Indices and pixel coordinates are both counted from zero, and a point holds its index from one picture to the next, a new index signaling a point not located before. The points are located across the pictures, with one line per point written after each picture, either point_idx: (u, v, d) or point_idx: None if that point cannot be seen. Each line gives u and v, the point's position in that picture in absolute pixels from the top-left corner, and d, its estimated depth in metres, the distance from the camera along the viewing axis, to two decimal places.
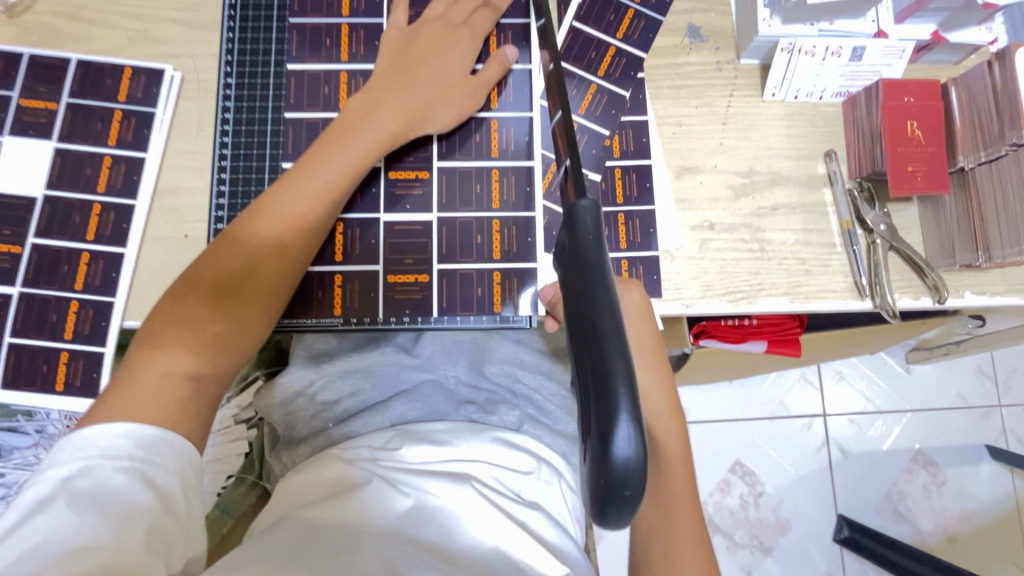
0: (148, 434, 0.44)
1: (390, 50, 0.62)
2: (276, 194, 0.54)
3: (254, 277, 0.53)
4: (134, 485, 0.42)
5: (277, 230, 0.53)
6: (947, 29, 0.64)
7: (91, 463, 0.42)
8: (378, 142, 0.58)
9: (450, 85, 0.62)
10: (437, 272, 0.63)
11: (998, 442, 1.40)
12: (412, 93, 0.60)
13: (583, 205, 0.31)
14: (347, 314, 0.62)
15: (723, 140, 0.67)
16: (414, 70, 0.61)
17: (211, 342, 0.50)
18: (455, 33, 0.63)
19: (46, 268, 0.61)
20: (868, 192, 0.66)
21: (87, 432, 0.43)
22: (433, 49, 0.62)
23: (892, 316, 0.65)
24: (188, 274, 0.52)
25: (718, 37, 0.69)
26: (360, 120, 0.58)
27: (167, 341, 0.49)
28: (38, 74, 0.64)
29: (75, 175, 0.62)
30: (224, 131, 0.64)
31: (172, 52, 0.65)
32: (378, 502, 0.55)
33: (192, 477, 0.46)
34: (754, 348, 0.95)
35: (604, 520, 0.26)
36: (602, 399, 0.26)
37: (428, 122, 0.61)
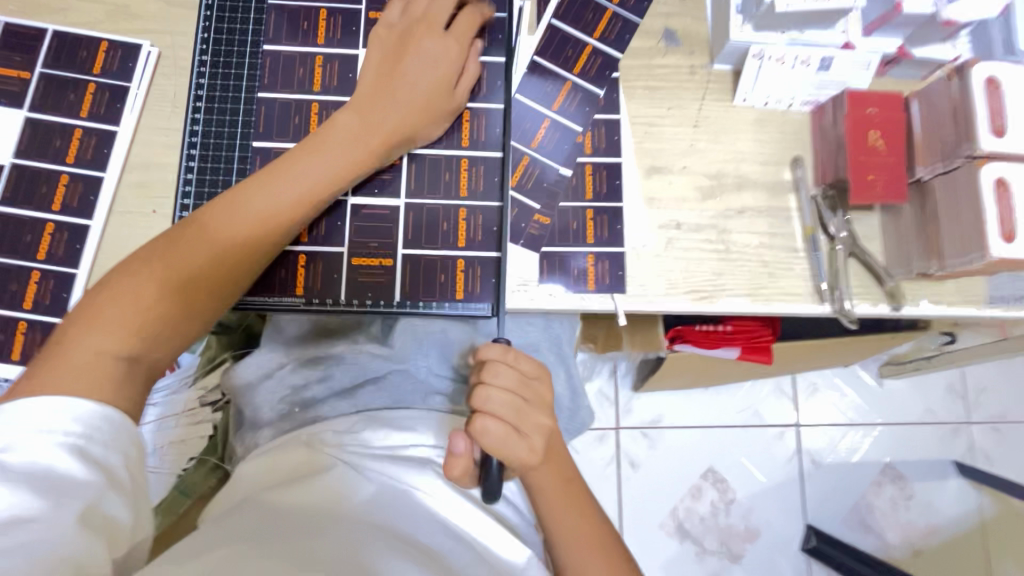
0: (89, 412, 0.44)
1: (379, 56, 0.62)
2: (246, 197, 0.55)
3: (208, 275, 0.53)
4: (75, 461, 0.41)
5: (244, 225, 0.54)
6: (913, 44, 0.66)
7: (23, 440, 0.41)
8: (358, 161, 0.59)
9: (433, 107, 0.62)
10: (403, 256, 0.64)
11: (965, 458, 1.43)
12: (397, 111, 0.60)
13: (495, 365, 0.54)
14: (309, 294, 0.62)
15: (693, 142, 0.69)
16: (397, 90, 0.61)
17: (159, 322, 0.50)
18: (440, 51, 0.63)
19: (9, 238, 0.60)
20: (831, 199, 0.67)
21: (24, 407, 0.42)
22: (418, 68, 0.62)
23: (850, 321, 0.66)
24: (144, 251, 0.52)
25: (693, 41, 0.70)
26: (341, 135, 0.59)
27: (105, 320, 0.48)
28: (13, 43, 0.64)
29: (43, 145, 0.62)
30: (196, 108, 0.64)
31: (151, 28, 0.66)
32: (340, 480, 0.56)
33: (133, 455, 0.46)
34: (727, 353, 0.96)
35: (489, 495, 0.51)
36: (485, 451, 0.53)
37: (407, 144, 0.62)
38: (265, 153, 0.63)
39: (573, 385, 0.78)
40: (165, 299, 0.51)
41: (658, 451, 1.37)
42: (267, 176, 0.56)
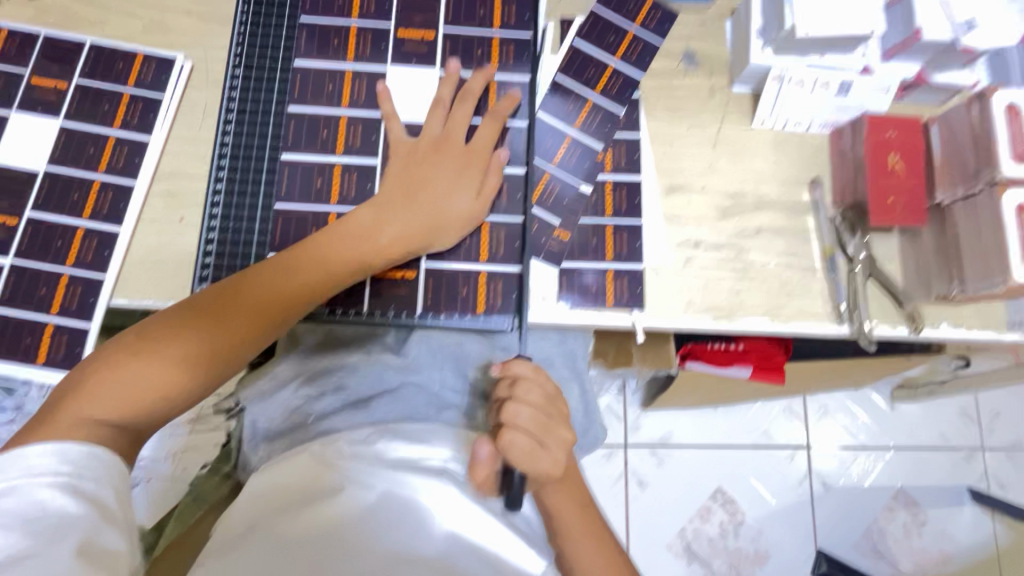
0: (77, 450, 0.45)
1: (396, 166, 0.63)
2: (262, 283, 0.57)
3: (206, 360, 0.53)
4: (64, 496, 0.43)
5: (254, 312, 0.56)
6: (932, 70, 0.67)
7: (14, 484, 0.42)
8: (371, 259, 0.60)
9: (449, 211, 0.63)
10: (425, 268, 0.64)
11: (980, 485, 1.41)
12: (412, 216, 0.61)
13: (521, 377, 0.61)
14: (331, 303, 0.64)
15: (712, 161, 0.69)
16: (418, 194, 0.62)
17: (150, 400, 0.50)
18: (463, 161, 0.64)
19: (40, 242, 0.62)
20: (850, 220, 0.67)
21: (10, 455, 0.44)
22: (441, 174, 0.63)
23: (869, 344, 0.66)
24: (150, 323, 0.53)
25: (712, 63, 0.71)
26: (362, 231, 0.60)
27: (102, 386, 0.49)
28: (52, 55, 0.66)
29: (77, 153, 0.64)
30: (227, 119, 0.66)
31: (185, 42, 0.68)
32: (345, 501, 0.53)
33: (123, 487, 0.47)
34: (739, 372, 0.95)
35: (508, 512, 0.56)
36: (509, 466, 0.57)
37: (427, 245, 0.62)
38: (294, 164, 0.65)
39: (587, 401, 0.78)
40: (157, 381, 0.51)
41: (667, 470, 1.36)
42: (283, 268, 0.58)
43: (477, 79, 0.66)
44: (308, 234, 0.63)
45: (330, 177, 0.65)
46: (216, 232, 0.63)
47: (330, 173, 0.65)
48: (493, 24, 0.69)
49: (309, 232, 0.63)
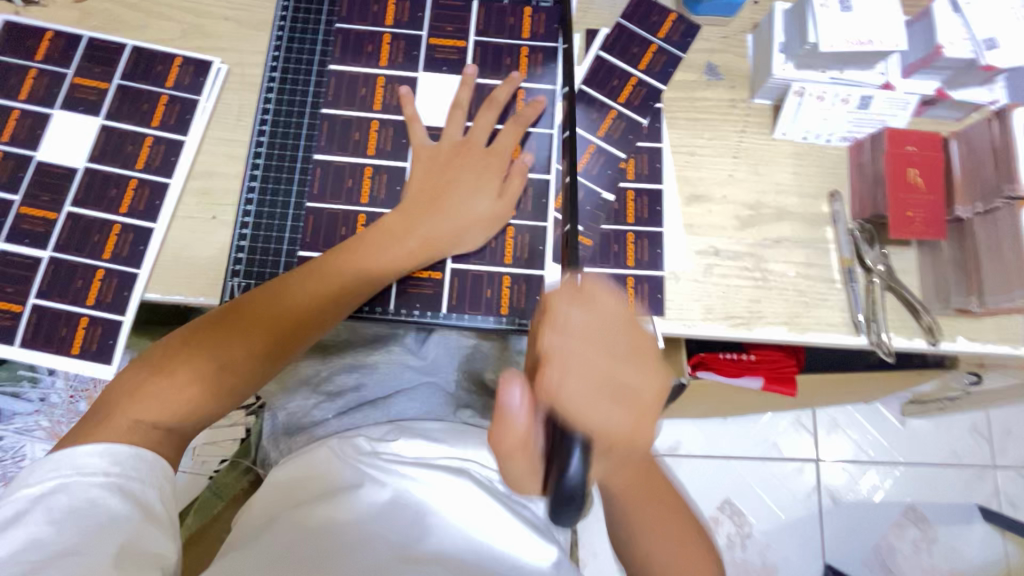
0: (124, 451, 0.48)
1: (421, 170, 0.65)
2: (294, 287, 0.58)
3: (243, 362, 0.56)
4: (112, 495, 0.46)
5: (289, 320, 0.58)
6: (951, 87, 0.68)
7: (67, 481, 0.45)
8: (400, 262, 0.62)
9: (476, 213, 0.64)
10: (450, 269, 0.66)
11: (991, 503, 1.40)
12: (439, 224, 0.63)
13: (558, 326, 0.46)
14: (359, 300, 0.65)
15: (732, 172, 0.71)
16: (443, 197, 0.64)
17: (193, 405, 0.53)
18: (487, 162, 0.66)
19: (78, 236, 0.64)
20: (869, 233, 0.68)
21: (65, 451, 0.47)
22: (464, 176, 0.65)
23: (887, 354, 0.66)
24: (189, 331, 0.55)
25: (734, 76, 0.73)
26: (388, 236, 0.62)
27: (144, 391, 0.51)
28: (94, 56, 0.68)
29: (116, 151, 0.66)
30: (263, 121, 0.68)
31: (222, 47, 0.70)
32: (362, 497, 0.54)
33: (166, 487, 0.50)
34: (750, 383, 0.94)
35: (555, 519, 0.40)
36: (562, 439, 0.40)
37: (453, 246, 0.64)
38: (326, 165, 0.67)
39: None
40: (198, 390, 0.53)
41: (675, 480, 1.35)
42: (314, 276, 0.59)
43: (503, 89, 0.68)
44: (338, 234, 0.65)
45: (361, 178, 0.67)
46: (249, 229, 0.65)
47: (361, 175, 0.67)
48: (522, 33, 0.71)
49: (340, 231, 0.65)
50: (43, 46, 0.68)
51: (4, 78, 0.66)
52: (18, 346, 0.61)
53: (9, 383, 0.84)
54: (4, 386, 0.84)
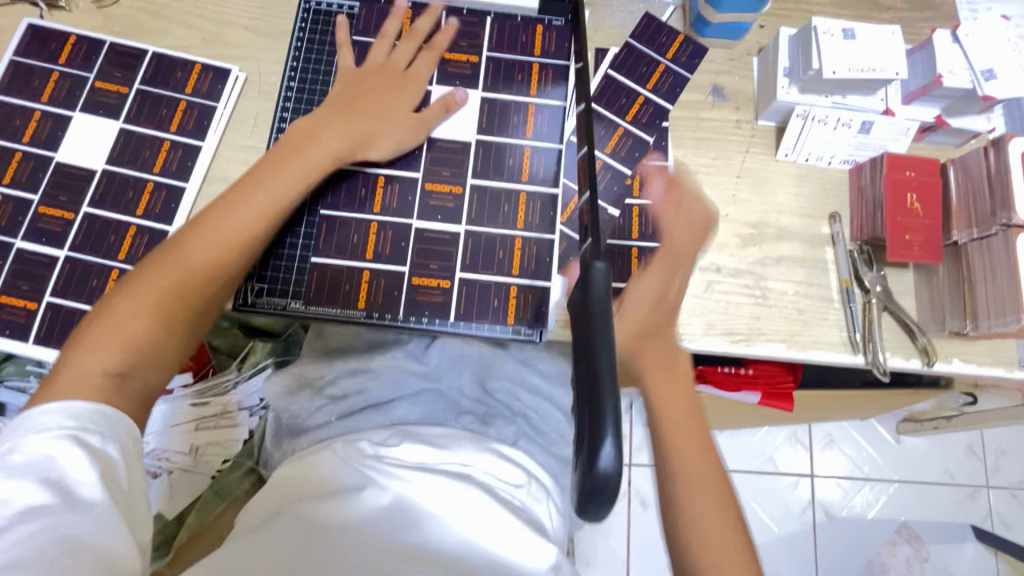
0: (82, 408, 0.45)
1: (336, 91, 0.67)
2: (220, 204, 0.57)
3: (184, 291, 0.54)
4: (73, 449, 0.43)
5: (224, 236, 0.55)
6: (949, 114, 0.70)
7: (21, 440, 0.42)
8: (322, 162, 0.61)
9: (391, 117, 0.66)
10: (460, 279, 0.67)
11: (984, 523, 1.41)
12: (353, 123, 0.64)
13: (597, 271, 0.41)
14: (369, 309, 0.67)
15: (735, 192, 0.72)
16: (361, 104, 0.65)
17: (140, 339, 0.51)
18: (401, 79, 0.68)
19: (95, 237, 0.65)
20: (867, 255, 0.70)
21: (27, 415, 0.44)
22: (379, 89, 0.67)
23: (882, 373, 0.68)
24: (121, 283, 0.53)
25: (739, 98, 0.74)
26: (304, 143, 0.61)
27: (90, 340, 0.49)
28: (115, 61, 0.69)
29: (134, 154, 0.67)
30: (280, 128, 0.69)
31: (240, 55, 0.72)
32: (363, 500, 0.55)
33: (131, 442, 0.47)
34: (748, 397, 0.97)
35: (586, 513, 0.36)
36: (594, 425, 0.35)
37: (371, 148, 0.65)
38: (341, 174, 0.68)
39: None
40: (141, 319, 0.51)
41: None
42: (235, 194, 0.57)
43: (424, 21, 0.71)
44: (349, 242, 0.67)
45: (373, 188, 0.68)
46: None
47: (373, 183, 0.68)
48: (533, 50, 0.73)
49: (351, 239, 0.67)
50: (66, 50, 0.69)
51: (27, 79, 0.68)
52: (32, 343, 0.62)
53: (16, 378, 0.85)
54: (12, 381, 0.85)
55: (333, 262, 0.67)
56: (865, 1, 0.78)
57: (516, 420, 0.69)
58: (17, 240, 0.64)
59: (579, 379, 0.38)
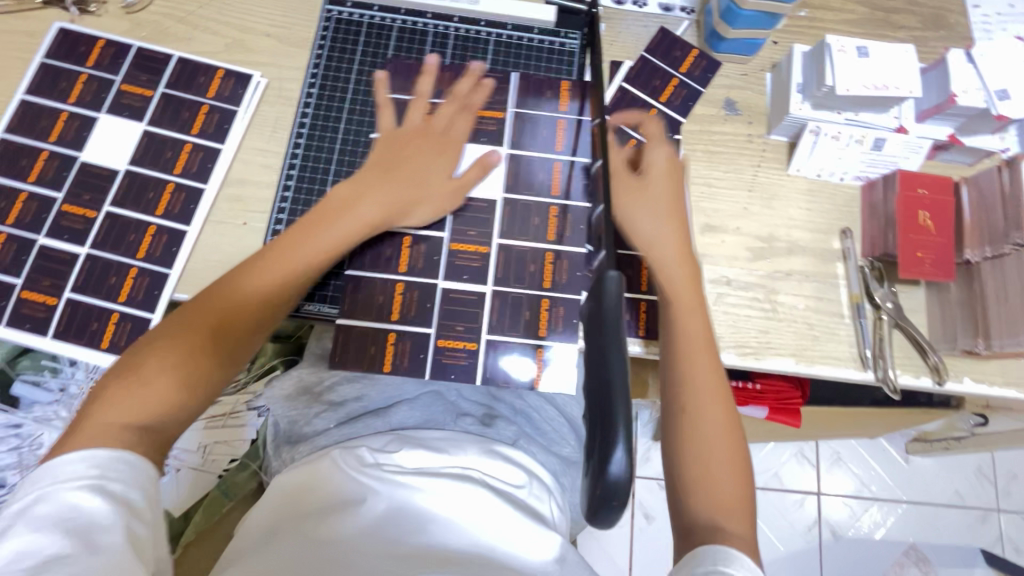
0: (104, 455, 0.45)
1: (378, 150, 0.66)
2: (254, 269, 0.57)
3: (208, 355, 0.52)
4: (95, 497, 0.42)
5: (255, 306, 0.56)
6: (963, 133, 0.71)
7: (46, 490, 0.42)
8: (358, 231, 0.61)
9: (428, 187, 0.66)
10: (486, 341, 0.66)
11: (993, 547, 1.38)
12: (392, 192, 0.64)
13: (610, 277, 0.41)
14: (394, 371, 0.65)
15: (747, 206, 0.72)
16: (397, 168, 0.65)
17: (162, 408, 0.49)
18: (440, 144, 0.68)
19: (115, 235, 0.66)
20: (878, 270, 0.70)
21: (46, 465, 0.44)
22: (418, 154, 0.66)
23: (892, 391, 0.68)
24: (147, 337, 0.52)
25: (752, 112, 0.75)
26: (341, 209, 0.61)
27: (110, 399, 0.48)
28: (141, 65, 0.71)
29: (156, 155, 0.69)
30: (299, 133, 0.71)
31: (262, 61, 0.73)
32: (366, 510, 0.55)
33: (152, 487, 0.46)
34: (755, 412, 0.95)
35: (595, 519, 0.36)
36: (606, 430, 0.35)
37: (405, 217, 0.65)
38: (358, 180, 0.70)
39: None
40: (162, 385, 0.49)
41: None
42: (271, 256, 0.58)
43: (465, 83, 0.71)
44: (375, 301, 0.66)
45: (399, 247, 0.67)
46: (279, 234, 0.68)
47: (399, 242, 0.68)
48: (561, 102, 0.73)
49: (376, 298, 0.67)
50: (95, 53, 0.71)
51: (55, 81, 0.70)
52: (50, 337, 0.64)
53: (31, 371, 0.87)
54: (27, 375, 0.87)
55: (359, 323, 0.66)
56: (879, 19, 0.79)
57: (516, 419, 0.70)
58: (39, 237, 0.66)
59: (591, 384, 0.38)
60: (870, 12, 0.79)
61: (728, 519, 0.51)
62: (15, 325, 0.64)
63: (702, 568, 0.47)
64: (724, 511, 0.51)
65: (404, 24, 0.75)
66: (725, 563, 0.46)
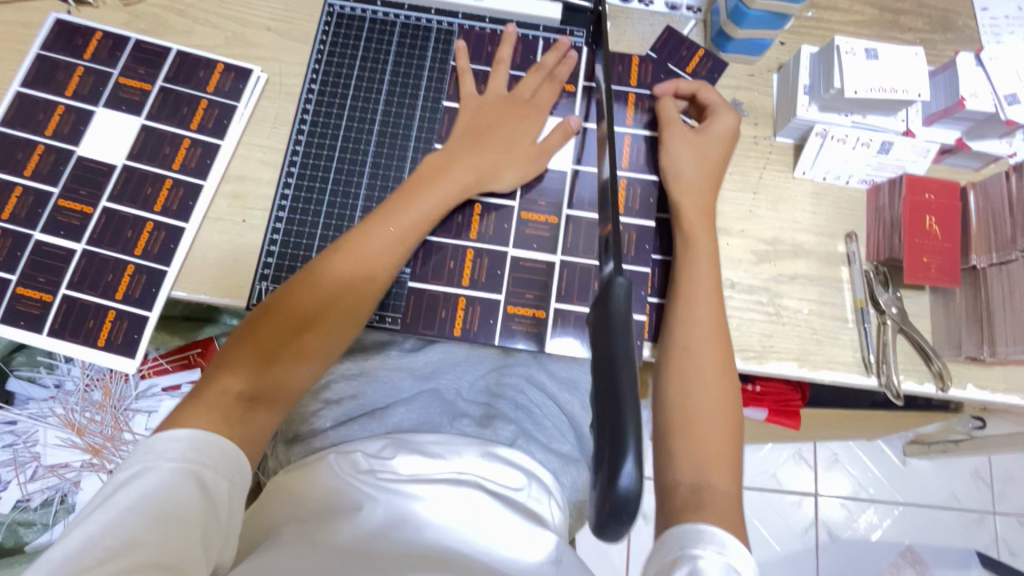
0: (198, 438, 0.48)
1: (466, 118, 0.69)
2: (359, 234, 0.60)
3: (320, 317, 0.57)
4: (189, 483, 0.45)
5: (358, 269, 0.59)
6: (970, 137, 0.70)
7: (148, 465, 0.46)
8: (453, 192, 0.64)
9: (518, 150, 0.68)
10: (555, 309, 0.67)
11: (988, 549, 1.39)
12: (484, 155, 0.66)
13: (618, 284, 0.41)
14: (465, 336, 0.67)
15: (752, 208, 0.72)
16: (487, 135, 0.68)
17: (279, 370, 0.54)
18: (526, 109, 0.70)
19: (112, 231, 0.65)
20: (883, 275, 0.69)
21: (155, 437, 0.48)
22: (507, 119, 0.69)
23: (895, 396, 0.67)
24: (270, 300, 0.57)
25: (759, 114, 0.74)
26: (436, 174, 0.65)
27: (234, 362, 0.53)
28: (139, 58, 0.70)
29: (154, 150, 0.68)
30: (299, 132, 0.70)
31: (263, 56, 0.72)
32: (361, 519, 0.54)
33: (238, 481, 0.49)
34: (754, 414, 0.95)
35: (603, 533, 0.35)
36: (615, 442, 0.34)
37: (497, 179, 0.67)
38: (361, 179, 0.70)
39: None
40: (280, 347, 0.55)
41: None
42: (373, 220, 0.61)
43: (550, 55, 0.72)
44: (446, 267, 0.68)
45: (469, 215, 0.69)
46: (279, 233, 0.67)
47: (469, 211, 0.69)
48: (630, 82, 0.74)
49: (449, 263, 0.68)
50: (92, 45, 0.70)
51: (51, 73, 0.69)
52: (46, 335, 0.63)
53: (26, 367, 0.86)
54: (22, 371, 0.86)
55: (430, 288, 0.67)
56: (887, 21, 0.78)
57: (516, 417, 0.69)
58: (35, 233, 0.65)
59: (599, 395, 0.38)
60: (879, 14, 0.78)
61: (713, 477, 0.53)
62: (10, 321, 0.63)
63: (671, 554, 0.48)
64: (709, 470, 0.54)
65: (408, 20, 0.74)
66: (690, 544, 0.48)
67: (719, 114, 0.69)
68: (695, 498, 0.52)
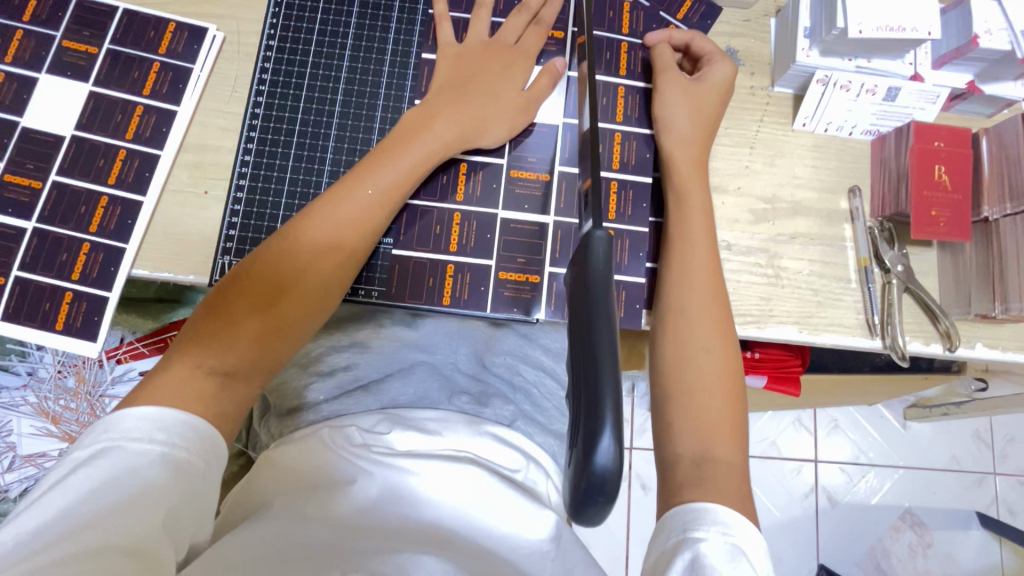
0: (172, 417, 0.45)
1: (446, 69, 0.64)
2: (331, 199, 0.55)
3: (292, 289, 0.53)
4: (154, 465, 0.42)
5: (332, 237, 0.54)
6: (982, 80, 0.65)
7: (111, 444, 0.42)
8: (434, 151, 0.59)
9: (502, 102, 0.63)
10: (549, 273, 0.64)
11: (988, 510, 1.38)
12: (466, 108, 0.61)
13: (596, 236, 0.36)
14: (454, 304, 0.63)
15: (749, 164, 0.67)
16: (468, 87, 0.62)
17: (248, 345, 0.50)
18: (510, 56, 0.64)
19: (64, 207, 0.61)
20: (888, 231, 0.66)
21: (117, 414, 0.44)
22: (488, 68, 0.63)
23: (901, 359, 0.64)
24: (237, 272, 0.53)
25: (755, 62, 0.69)
26: (414, 131, 0.59)
27: (199, 339, 0.50)
28: (83, 18, 0.65)
29: (105, 119, 0.63)
30: (259, 91, 0.65)
31: (218, 13, 0.67)
32: (350, 497, 0.51)
33: (212, 460, 0.46)
34: (753, 381, 0.92)
35: (579, 516, 0.33)
36: (591, 415, 0.31)
37: (480, 136, 0.62)
38: (330, 142, 0.65)
39: None
40: (249, 323, 0.51)
41: None
42: (347, 183, 0.56)
43: None
44: (431, 232, 0.64)
45: (456, 175, 0.64)
46: (241, 204, 0.63)
47: (455, 171, 0.64)
48: (621, 29, 0.68)
49: (434, 229, 0.64)
50: (30, 6, 0.64)
51: None
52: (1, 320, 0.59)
53: None
54: None
55: (416, 254, 0.63)
56: None
57: (515, 399, 0.66)
58: None
59: (575, 361, 0.34)
60: None
61: (715, 448, 0.50)
62: None
63: (672, 539, 0.45)
64: (713, 439, 0.51)
65: None
66: (691, 527, 0.45)
67: (715, 62, 0.64)
68: (697, 472, 0.49)
